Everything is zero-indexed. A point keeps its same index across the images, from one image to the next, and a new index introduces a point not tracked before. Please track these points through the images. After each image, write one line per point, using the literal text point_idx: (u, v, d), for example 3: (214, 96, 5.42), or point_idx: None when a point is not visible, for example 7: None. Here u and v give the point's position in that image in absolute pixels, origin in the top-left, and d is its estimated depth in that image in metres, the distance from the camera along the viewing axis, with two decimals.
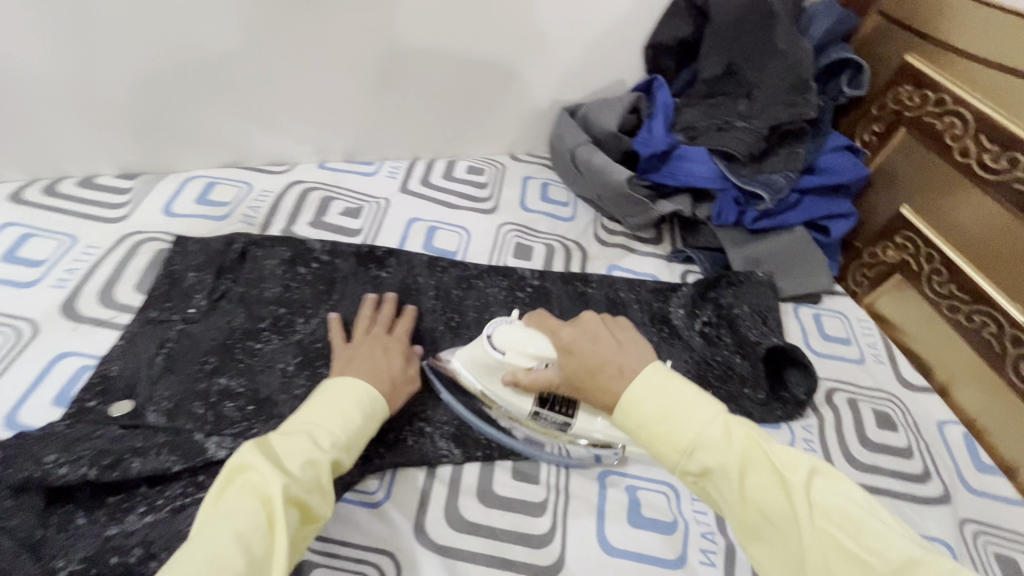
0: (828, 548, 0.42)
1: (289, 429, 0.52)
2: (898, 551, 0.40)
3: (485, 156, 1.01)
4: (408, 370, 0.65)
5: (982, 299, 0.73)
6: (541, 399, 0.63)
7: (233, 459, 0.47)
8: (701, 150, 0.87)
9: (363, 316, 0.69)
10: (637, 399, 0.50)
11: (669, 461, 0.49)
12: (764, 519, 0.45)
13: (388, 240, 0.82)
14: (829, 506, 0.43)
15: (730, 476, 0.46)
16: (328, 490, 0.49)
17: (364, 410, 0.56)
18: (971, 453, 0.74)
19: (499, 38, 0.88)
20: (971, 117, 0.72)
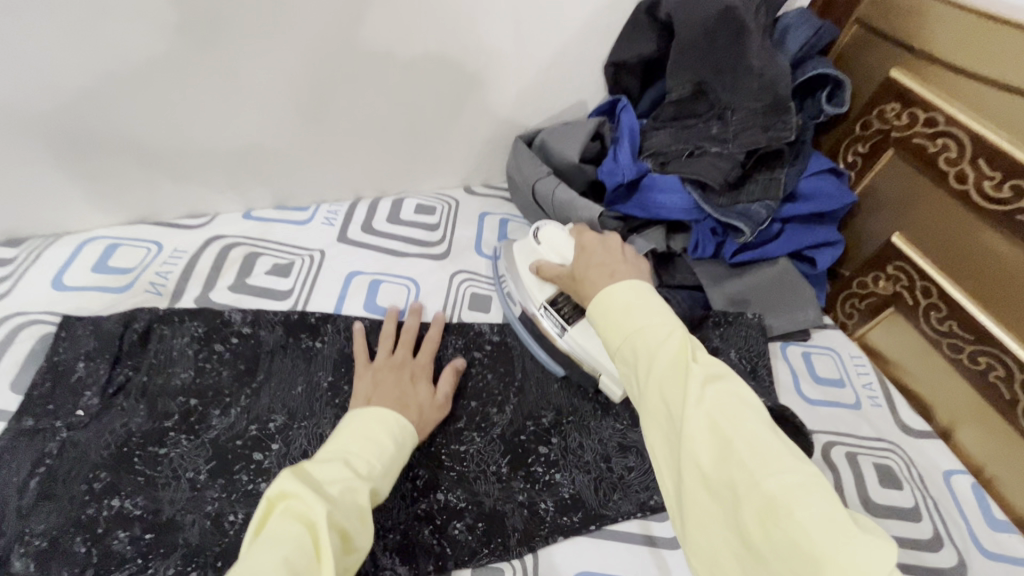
0: (707, 441, 0.40)
1: (324, 456, 0.49)
2: (772, 466, 0.38)
3: (437, 190, 0.91)
4: (436, 397, 0.63)
5: (988, 339, 0.66)
6: (553, 298, 0.68)
7: (271, 491, 0.44)
8: (672, 178, 0.79)
9: (387, 334, 0.68)
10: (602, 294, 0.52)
11: (609, 342, 0.50)
12: (662, 405, 0.44)
13: (323, 301, 0.72)
14: (722, 405, 0.41)
15: (649, 360, 0.45)
16: (367, 518, 0.46)
17: (396, 438, 0.54)
18: (983, 508, 0.67)
19: (439, 64, 0.77)
20: (967, 140, 0.64)
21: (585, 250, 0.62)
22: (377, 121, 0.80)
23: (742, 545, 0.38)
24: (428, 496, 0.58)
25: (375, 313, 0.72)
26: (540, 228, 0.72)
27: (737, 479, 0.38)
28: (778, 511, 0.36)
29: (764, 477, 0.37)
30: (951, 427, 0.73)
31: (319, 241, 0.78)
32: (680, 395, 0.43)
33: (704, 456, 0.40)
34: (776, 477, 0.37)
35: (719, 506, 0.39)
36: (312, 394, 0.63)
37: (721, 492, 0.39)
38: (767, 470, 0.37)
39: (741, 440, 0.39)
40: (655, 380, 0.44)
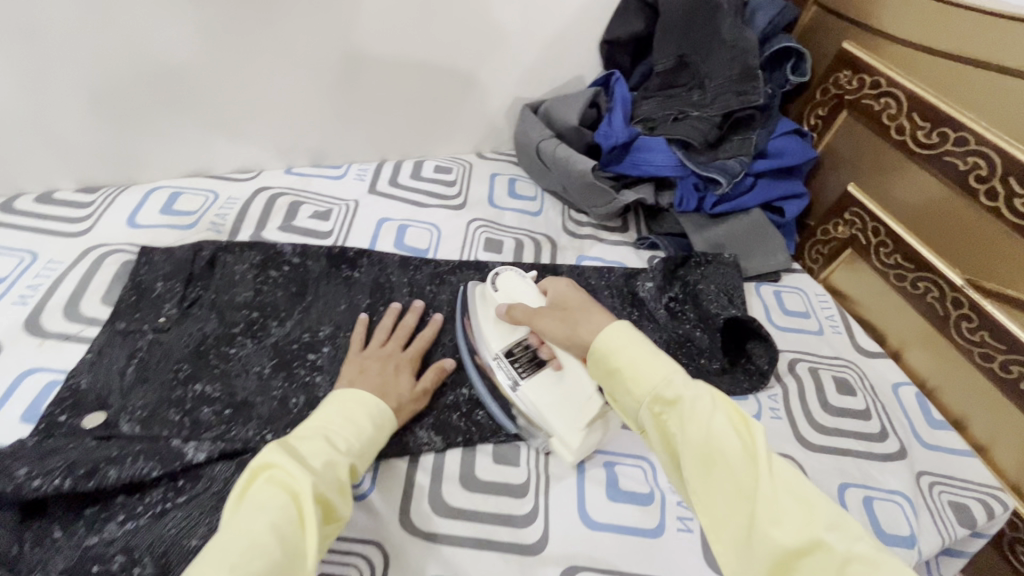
0: (785, 503, 0.43)
1: (304, 434, 0.53)
2: (848, 531, 0.42)
3: (452, 155, 1.03)
4: (415, 388, 0.64)
5: (925, 266, 0.78)
6: (509, 348, 0.66)
7: (258, 458, 0.49)
8: (659, 140, 0.91)
9: (382, 328, 0.70)
10: (624, 339, 0.55)
11: (644, 392, 0.52)
12: (724, 462, 0.46)
13: (359, 240, 0.83)
14: (782, 466, 0.46)
15: (701, 414, 0.48)
16: (345, 490, 0.51)
17: (375, 420, 0.57)
18: (924, 411, 0.79)
19: (457, 38, 0.89)
20: (904, 97, 0.77)
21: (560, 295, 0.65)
22: (402, 89, 0.92)
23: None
24: (455, 390, 0.69)
25: (403, 251, 0.84)
26: (497, 274, 0.72)
27: (823, 539, 0.42)
28: (865, 569, 0.40)
29: (844, 540, 0.42)
30: (900, 347, 0.85)
31: (353, 193, 0.90)
32: (746, 458, 0.46)
33: (786, 520, 0.43)
34: (853, 539, 0.42)
35: (804, 569, 0.41)
36: (354, 312, 0.74)
37: (805, 553, 0.42)
38: (842, 531, 0.42)
39: (813, 503, 0.44)
40: (717, 438, 0.47)
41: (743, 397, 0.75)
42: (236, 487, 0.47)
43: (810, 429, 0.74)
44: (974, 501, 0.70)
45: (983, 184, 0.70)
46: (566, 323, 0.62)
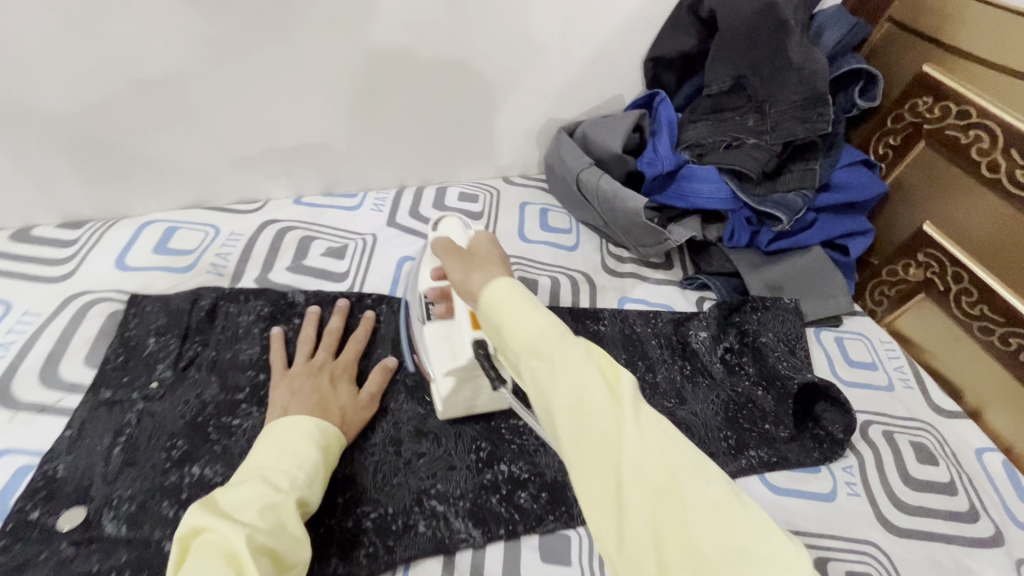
0: (645, 450, 0.36)
1: (237, 480, 0.47)
2: (706, 474, 0.35)
3: (477, 180, 0.94)
4: (360, 397, 0.60)
5: (1018, 321, 0.69)
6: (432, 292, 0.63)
7: (184, 528, 0.43)
8: (710, 169, 0.82)
9: (306, 338, 0.63)
10: (498, 288, 0.44)
11: (513, 341, 0.42)
12: (585, 409, 0.38)
13: (378, 283, 0.74)
14: (650, 413, 0.38)
15: (569, 360, 0.40)
16: (296, 531, 0.45)
17: (318, 444, 0.52)
18: (1013, 482, 0.70)
19: (486, 55, 0.80)
20: (1000, 131, 0.67)
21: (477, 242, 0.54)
22: (424, 110, 0.82)
23: (684, 561, 0.33)
24: (492, 466, 0.60)
25: None
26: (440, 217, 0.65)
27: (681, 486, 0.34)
28: (722, 518, 0.33)
29: (702, 486, 0.34)
30: (982, 407, 0.75)
31: (370, 226, 0.80)
32: (611, 406, 0.38)
33: (645, 467, 0.36)
34: (710, 481, 0.35)
35: (663, 521, 0.34)
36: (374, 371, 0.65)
37: (664, 503, 0.34)
38: (708, 479, 0.35)
39: (676, 449, 0.36)
40: (583, 386, 0.39)
41: (815, 469, 0.67)
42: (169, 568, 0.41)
43: (893, 508, 0.65)
44: None
45: None
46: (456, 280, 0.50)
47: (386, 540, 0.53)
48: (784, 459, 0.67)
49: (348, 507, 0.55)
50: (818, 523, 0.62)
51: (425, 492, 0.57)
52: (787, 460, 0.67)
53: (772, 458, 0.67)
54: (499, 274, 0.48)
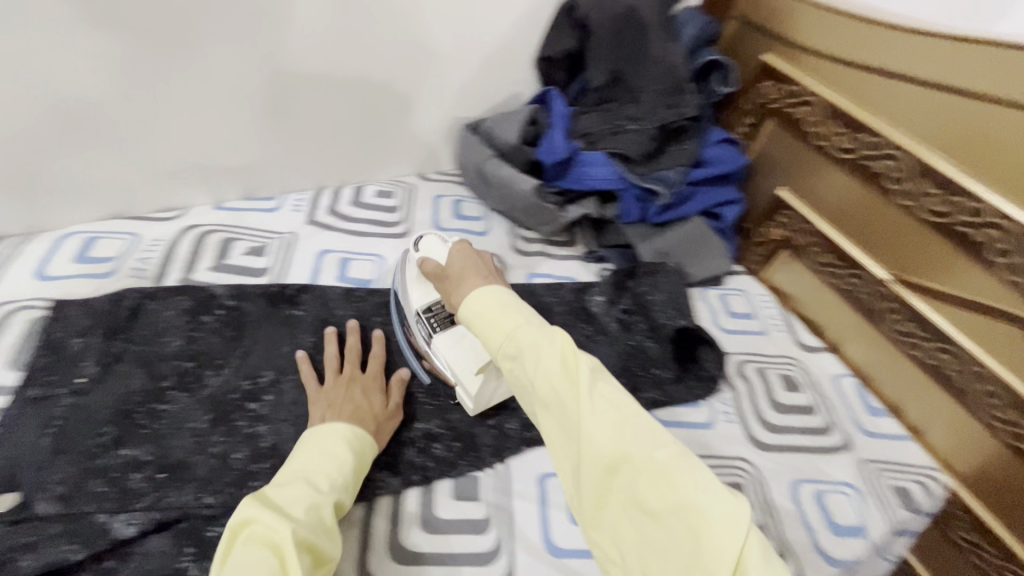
0: (600, 423, 0.46)
1: (282, 480, 0.52)
2: (656, 441, 0.45)
3: (394, 178, 1.00)
4: (389, 405, 0.66)
5: (854, 264, 0.82)
6: (429, 307, 0.71)
7: (235, 518, 0.47)
8: (599, 154, 0.92)
9: (330, 357, 0.68)
10: (475, 301, 0.57)
11: (492, 345, 0.54)
12: (552, 396, 0.49)
13: (299, 275, 0.80)
14: (604, 395, 0.48)
15: (534, 356, 0.50)
16: (331, 531, 0.50)
17: (354, 450, 0.58)
18: (863, 400, 0.83)
19: (386, 62, 0.87)
20: (823, 105, 0.81)
21: (460, 253, 0.66)
22: (336, 115, 0.89)
23: (638, 510, 0.44)
24: (408, 426, 0.67)
25: (347, 283, 0.81)
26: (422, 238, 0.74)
27: (630, 452, 0.44)
28: (667, 476, 0.43)
29: (648, 453, 0.44)
30: (838, 341, 0.88)
31: (289, 225, 0.86)
32: (570, 387, 0.48)
33: (603, 441, 0.45)
34: (658, 449, 0.44)
35: (620, 483, 0.45)
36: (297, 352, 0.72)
37: (619, 466, 0.45)
38: (654, 447, 0.44)
39: (628, 420, 0.46)
40: (546, 376, 0.49)
41: (696, 404, 0.77)
42: (216, 554, 0.45)
43: (761, 428, 0.76)
44: (911, 481, 0.75)
45: (897, 185, 0.74)
46: (448, 292, 0.64)
47: None
48: (670, 397, 0.77)
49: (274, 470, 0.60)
50: (698, 448, 0.73)
51: None
52: (672, 397, 0.77)
53: (660, 398, 0.76)
54: (480, 284, 0.60)
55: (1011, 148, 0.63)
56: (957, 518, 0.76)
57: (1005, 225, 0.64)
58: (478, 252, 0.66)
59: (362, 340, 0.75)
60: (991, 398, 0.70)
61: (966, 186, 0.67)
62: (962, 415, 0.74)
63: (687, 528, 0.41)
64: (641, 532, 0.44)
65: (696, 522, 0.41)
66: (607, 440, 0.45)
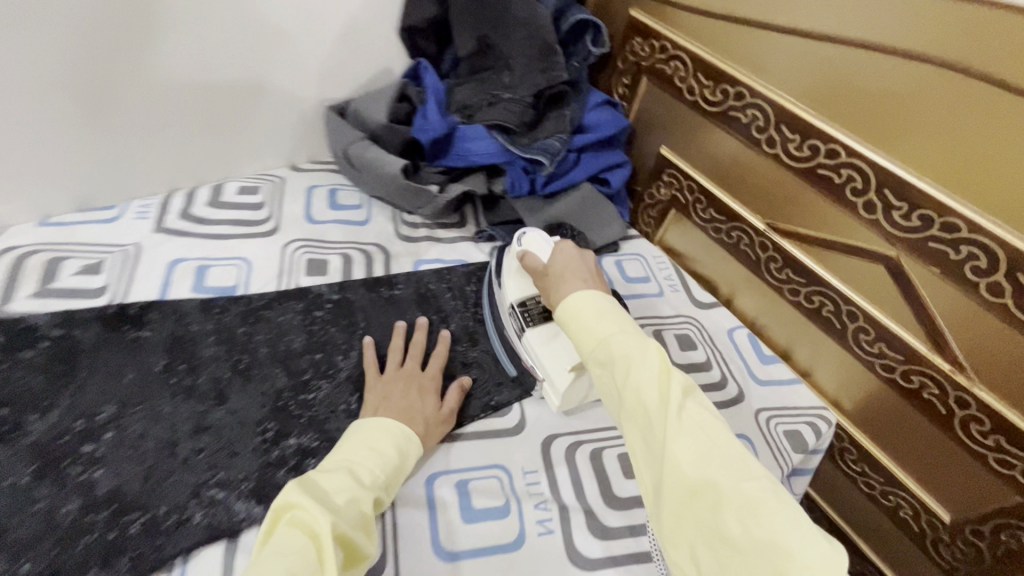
0: (686, 444, 0.47)
1: (330, 467, 0.54)
2: (746, 473, 0.45)
3: (260, 172, 0.91)
4: (441, 410, 0.66)
5: (734, 217, 0.82)
6: (523, 301, 0.74)
7: (280, 499, 0.50)
8: (478, 127, 0.87)
9: (397, 348, 0.71)
10: (578, 302, 0.59)
11: (584, 348, 0.57)
12: (639, 406, 0.50)
13: (144, 291, 0.71)
14: (692, 418, 0.48)
15: (626, 363, 0.52)
16: (368, 529, 0.51)
17: (400, 449, 0.59)
18: (756, 349, 0.84)
19: (223, 44, 0.77)
20: (689, 59, 0.80)
21: (561, 251, 0.68)
22: (176, 110, 0.79)
23: (716, 539, 0.43)
24: (280, 443, 0.62)
25: (205, 293, 0.73)
26: (524, 233, 0.76)
27: (715, 478, 0.45)
28: (752, 509, 0.43)
29: (735, 481, 0.44)
30: (731, 294, 0.89)
31: (134, 235, 0.76)
32: (658, 404, 0.49)
33: (690, 459, 0.46)
34: (747, 480, 0.45)
35: (699, 507, 0.45)
36: (143, 379, 0.64)
37: (701, 489, 0.45)
38: (743, 477, 0.45)
39: (718, 446, 0.47)
40: (637, 387, 0.51)
41: None
42: (262, 529, 0.48)
43: None
44: (804, 424, 0.77)
45: (762, 133, 0.74)
46: (549, 288, 0.66)
47: (154, 538, 0.53)
48: None
49: (112, 519, 0.53)
50: (594, 423, 0.72)
51: (203, 484, 0.57)
52: None
53: None
54: (584, 287, 0.62)
55: (854, 85, 0.64)
56: (846, 450, 0.80)
57: (855, 162, 0.65)
58: (580, 252, 0.68)
59: (224, 354, 0.68)
60: (863, 332, 0.71)
61: (819, 127, 0.67)
62: (843, 354, 0.76)
63: (771, 566, 0.40)
64: (717, 562, 0.43)
65: (783, 562, 0.40)
66: (693, 460, 0.46)
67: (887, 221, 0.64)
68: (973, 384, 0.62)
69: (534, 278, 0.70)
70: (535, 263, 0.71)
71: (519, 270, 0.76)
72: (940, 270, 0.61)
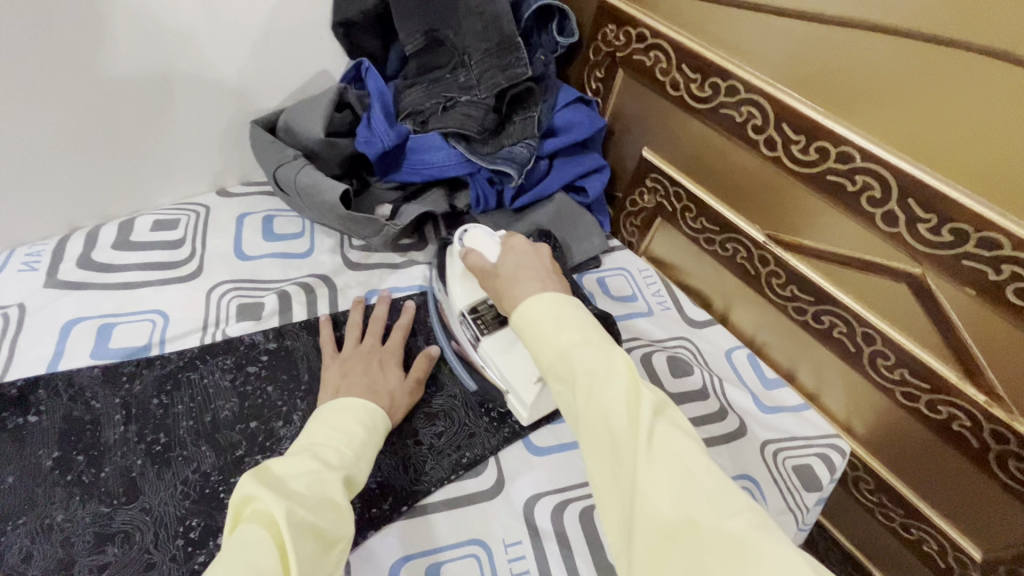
0: (661, 476, 0.37)
1: (290, 452, 0.48)
2: (732, 508, 0.35)
3: (182, 200, 0.78)
4: (406, 381, 0.62)
5: (729, 227, 0.73)
6: (474, 307, 0.64)
7: (235, 494, 0.42)
8: (433, 136, 0.76)
9: (355, 323, 0.66)
10: (533, 301, 0.48)
11: (540, 360, 0.46)
12: (604, 428, 0.40)
13: (32, 365, 0.58)
14: (666, 441, 0.39)
15: (588, 375, 0.42)
16: (342, 509, 0.45)
17: (364, 425, 0.53)
18: (757, 372, 0.76)
19: (114, 54, 0.63)
20: (671, 49, 0.69)
21: (512, 251, 0.57)
22: (60, 137, 0.64)
23: None
24: (207, 545, 0.51)
25: (110, 359, 0.61)
26: (467, 231, 0.64)
27: (696, 516, 0.35)
28: (741, 555, 0.33)
29: (718, 520, 0.35)
30: (727, 310, 0.80)
31: (18, 294, 0.63)
32: (627, 426, 0.39)
33: (664, 493, 0.36)
34: (734, 517, 0.35)
35: (677, 556, 0.35)
36: (30, 480, 0.52)
37: (679, 534, 0.35)
38: (728, 514, 0.35)
39: (698, 476, 0.37)
40: (602, 406, 0.40)
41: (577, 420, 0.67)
42: (224, 528, 0.41)
43: None
44: (815, 456, 0.68)
45: (760, 134, 0.64)
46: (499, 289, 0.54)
47: None
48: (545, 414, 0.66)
49: None
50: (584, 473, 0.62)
51: None
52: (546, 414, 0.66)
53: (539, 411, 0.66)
54: (540, 289, 0.50)
55: (870, 76, 0.54)
56: (861, 480, 0.72)
57: (873, 167, 0.55)
58: (532, 247, 0.57)
59: (135, 435, 0.56)
60: (881, 357, 0.63)
61: (828, 127, 0.58)
62: (857, 380, 0.67)
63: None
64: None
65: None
66: (668, 495, 0.36)
67: (911, 236, 0.55)
68: (1013, 419, 0.55)
69: (481, 281, 0.59)
70: (481, 261, 0.59)
71: (466, 273, 0.66)
72: (976, 292, 0.53)
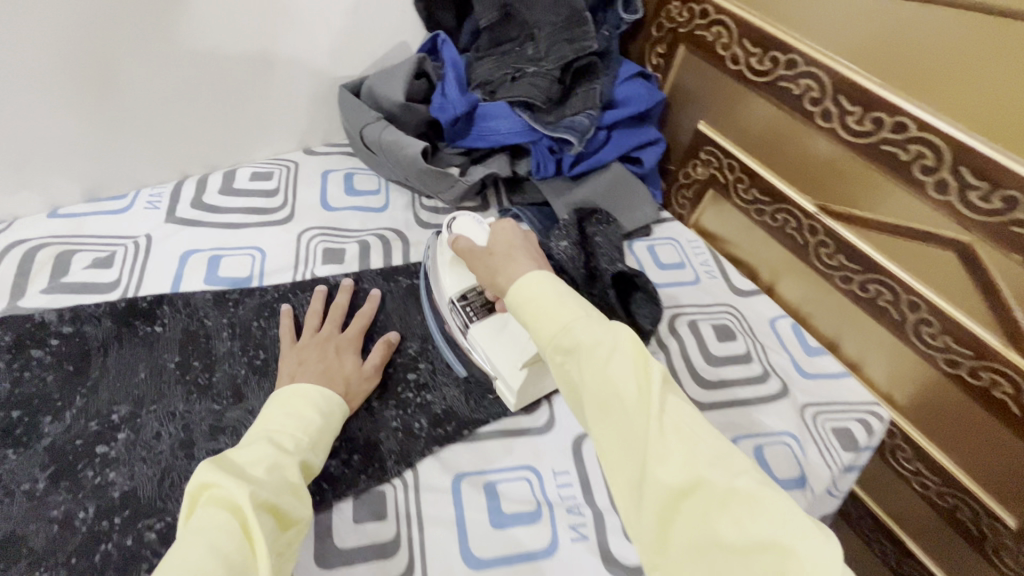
0: (671, 443, 0.41)
1: (246, 441, 0.49)
2: (736, 466, 0.39)
3: (274, 157, 0.87)
4: (364, 368, 0.63)
5: (780, 198, 0.76)
6: (464, 294, 0.66)
7: (193, 481, 0.43)
8: (500, 104, 0.82)
9: (315, 312, 0.67)
10: (533, 282, 0.52)
11: (543, 338, 0.49)
12: (615, 403, 0.44)
13: (156, 285, 0.69)
14: (674, 411, 0.42)
15: (597, 350, 0.45)
16: (299, 492, 0.46)
17: (320, 409, 0.54)
18: (801, 341, 0.78)
19: (228, 17, 0.72)
20: (733, 24, 0.73)
21: (502, 232, 0.60)
22: (180, 91, 0.74)
23: (711, 548, 0.37)
24: None
25: (217, 286, 0.70)
26: (455, 219, 0.67)
27: (705, 476, 0.39)
28: (748, 507, 0.37)
29: (724, 477, 0.39)
30: (773, 281, 0.83)
31: (144, 226, 0.73)
32: (637, 397, 0.43)
33: (674, 459, 0.40)
34: (738, 474, 0.39)
35: (689, 512, 0.39)
36: (157, 377, 0.61)
37: (690, 494, 0.39)
38: (733, 472, 0.39)
39: (702, 440, 0.41)
40: (612, 380, 0.44)
41: None
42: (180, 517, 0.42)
43: (695, 388, 0.71)
44: (855, 421, 0.71)
45: (817, 106, 0.67)
46: (492, 270, 0.57)
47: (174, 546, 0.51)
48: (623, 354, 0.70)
49: (127, 525, 0.52)
50: None
51: None
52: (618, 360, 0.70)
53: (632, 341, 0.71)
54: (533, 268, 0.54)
55: (930, 49, 0.57)
56: (899, 448, 0.74)
57: (929, 136, 0.58)
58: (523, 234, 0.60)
59: (239, 350, 0.65)
60: (925, 324, 0.65)
61: (884, 98, 0.60)
62: (898, 347, 0.70)
63: (771, 569, 0.35)
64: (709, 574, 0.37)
65: (783, 561, 0.35)
66: (680, 461, 0.40)
67: (963, 204, 0.57)
68: None
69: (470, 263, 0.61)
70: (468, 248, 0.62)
71: (455, 259, 0.68)
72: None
